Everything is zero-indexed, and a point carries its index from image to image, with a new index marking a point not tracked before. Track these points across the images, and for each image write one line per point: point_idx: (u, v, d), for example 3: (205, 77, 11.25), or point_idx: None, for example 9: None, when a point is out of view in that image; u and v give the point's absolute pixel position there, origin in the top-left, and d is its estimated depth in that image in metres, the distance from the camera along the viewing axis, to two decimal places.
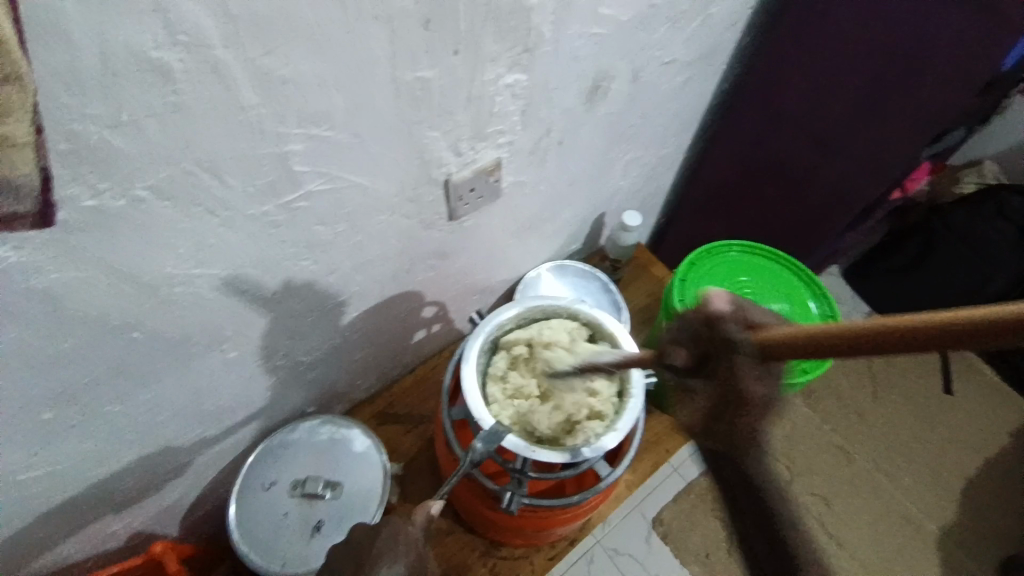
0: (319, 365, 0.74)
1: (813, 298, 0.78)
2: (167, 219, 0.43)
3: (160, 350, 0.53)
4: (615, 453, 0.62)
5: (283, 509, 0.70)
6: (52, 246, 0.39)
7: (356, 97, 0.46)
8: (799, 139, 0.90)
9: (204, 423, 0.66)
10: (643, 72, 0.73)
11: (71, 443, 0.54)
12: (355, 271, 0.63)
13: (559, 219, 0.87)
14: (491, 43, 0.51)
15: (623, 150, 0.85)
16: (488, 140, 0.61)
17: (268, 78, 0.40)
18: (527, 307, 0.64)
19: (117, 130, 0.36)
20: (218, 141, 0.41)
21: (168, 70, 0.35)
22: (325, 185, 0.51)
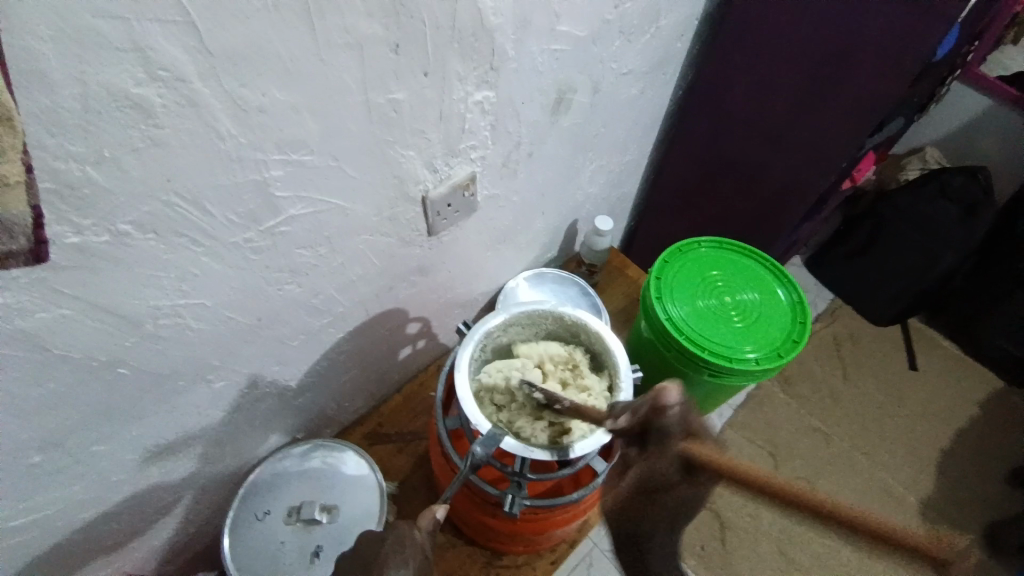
0: (307, 390, 0.74)
1: (781, 286, 0.81)
2: (151, 252, 0.44)
3: (147, 385, 0.52)
4: (611, 449, 0.64)
5: (280, 538, 0.68)
6: (35, 285, 0.39)
7: (329, 123, 0.48)
8: (751, 138, 0.95)
9: (193, 458, 0.65)
10: (602, 83, 0.76)
11: (58, 489, 0.53)
12: (338, 293, 0.64)
13: (533, 229, 0.90)
14: (457, 64, 0.54)
15: (589, 158, 0.88)
16: (461, 156, 0.63)
17: (244, 108, 0.41)
18: (514, 314, 0.66)
19: (99, 166, 0.37)
20: (198, 172, 0.42)
21: (148, 106, 0.36)
22: (306, 209, 0.52)
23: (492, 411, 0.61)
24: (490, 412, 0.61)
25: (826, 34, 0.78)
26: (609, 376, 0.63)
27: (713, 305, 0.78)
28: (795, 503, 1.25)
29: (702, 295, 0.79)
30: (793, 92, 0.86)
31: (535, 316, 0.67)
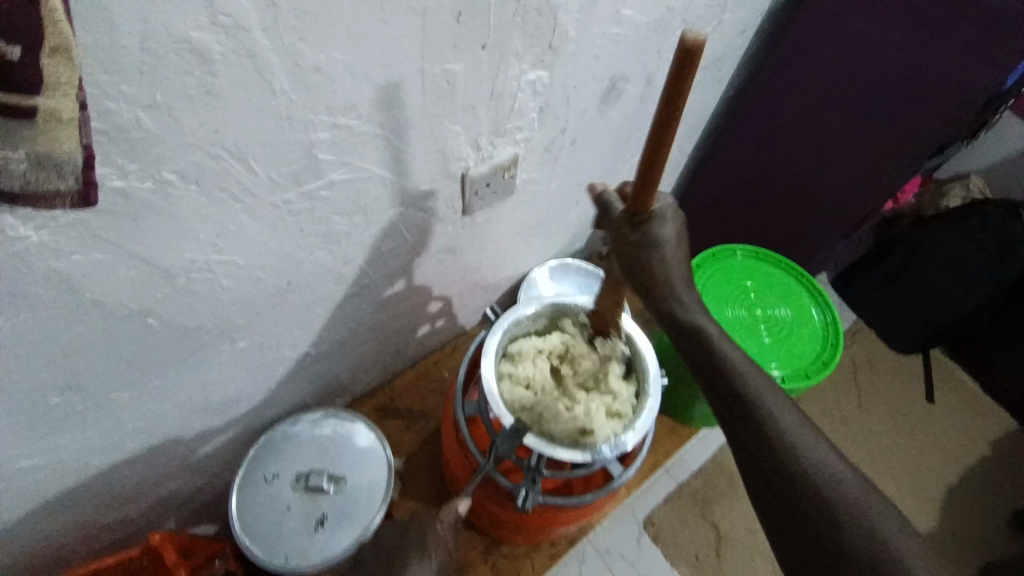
0: (324, 358, 0.73)
1: (816, 306, 0.79)
2: (192, 204, 0.43)
3: (172, 338, 0.52)
4: (628, 455, 0.62)
5: (286, 502, 0.68)
6: (73, 227, 0.38)
7: (383, 90, 0.46)
8: (798, 149, 0.92)
9: (208, 414, 0.65)
10: (655, 76, 0.73)
11: (76, 432, 0.52)
12: (368, 264, 0.63)
13: (565, 219, 0.88)
14: (517, 41, 0.52)
15: (630, 152, 0.85)
16: (506, 137, 0.61)
17: (301, 65, 0.40)
18: (546, 304, 0.65)
19: (150, 111, 0.35)
20: (244, 127, 0.40)
21: (206, 52, 0.35)
22: (347, 176, 0.51)
23: (512, 399, 0.61)
24: (510, 400, 0.61)
25: (889, 53, 0.76)
26: (637, 381, 0.63)
27: (742, 316, 0.76)
28: None
29: (731, 305, 0.78)
30: (850, 109, 0.83)
31: (566, 309, 0.66)
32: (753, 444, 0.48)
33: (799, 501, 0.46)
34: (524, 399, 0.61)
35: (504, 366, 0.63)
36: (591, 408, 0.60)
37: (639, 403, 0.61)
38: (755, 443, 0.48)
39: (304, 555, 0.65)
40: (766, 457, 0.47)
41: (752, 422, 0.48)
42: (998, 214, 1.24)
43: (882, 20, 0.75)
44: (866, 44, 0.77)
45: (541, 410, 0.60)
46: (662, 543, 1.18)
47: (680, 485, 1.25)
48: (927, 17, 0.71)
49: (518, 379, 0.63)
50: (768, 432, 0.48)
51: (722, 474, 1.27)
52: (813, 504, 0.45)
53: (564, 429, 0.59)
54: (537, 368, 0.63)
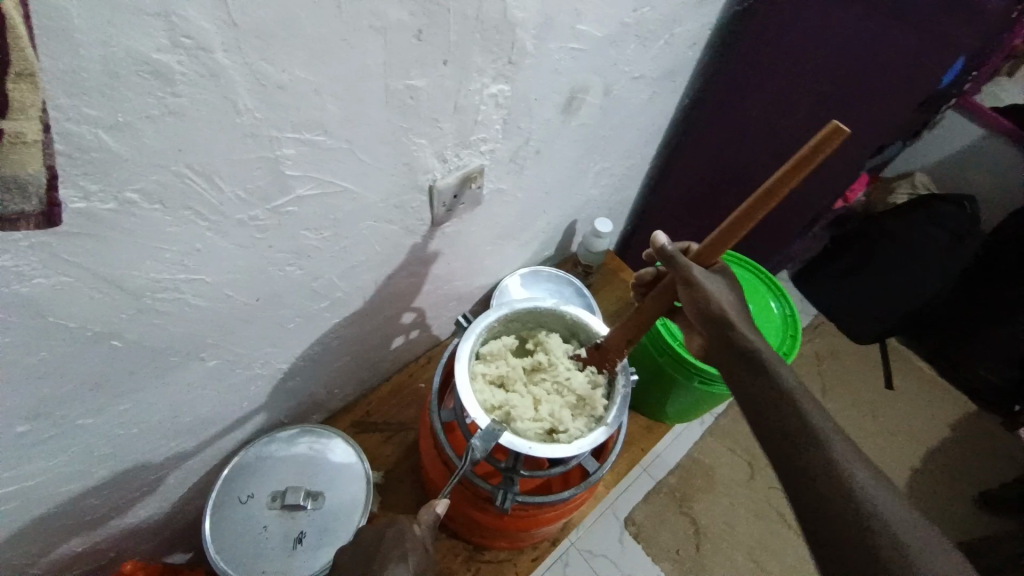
0: (299, 374, 0.73)
1: (774, 299, 0.83)
2: (157, 224, 0.43)
3: (140, 359, 0.51)
4: (603, 450, 0.64)
5: (263, 523, 0.68)
6: (36, 250, 0.37)
7: (347, 106, 0.47)
8: (756, 152, 0.96)
9: (179, 437, 0.64)
10: (614, 86, 0.76)
11: (41, 462, 0.51)
12: (339, 278, 0.64)
13: (533, 227, 0.90)
14: (477, 56, 0.53)
15: (594, 160, 0.88)
16: (472, 148, 0.63)
17: (265, 84, 0.40)
18: (515, 309, 0.66)
19: (113, 133, 0.35)
20: (210, 145, 0.41)
21: (168, 73, 0.35)
22: (316, 191, 0.52)
23: (484, 399, 0.61)
24: (483, 400, 0.61)
25: (838, 58, 0.80)
26: (608, 378, 0.65)
27: None
28: (770, 513, 1.27)
29: None
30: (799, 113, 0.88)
31: (536, 311, 0.67)
32: (790, 438, 0.47)
33: (850, 524, 0.42)
34: (497, 394, 0.63)
35: (477, 365, 0.64)
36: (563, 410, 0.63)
37: (610, 400, 0.63)
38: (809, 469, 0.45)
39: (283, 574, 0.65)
40: (818, 483, 0.44)
41: (793, 418, 0.47)
42: (943, 207, 1.31)
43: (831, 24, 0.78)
44: (820, 48, 0.81)
45: (513, 407, 0.62)
46: (644, 541, 1.20)
47: (658, 484, 1.27)
48: (861, 27, 0.76)
49: (491, 375, 0.64)
50: (810, 429, 0.47)
51: (699, 471, 1.29)
52: (850, 502, 0.43)
53: (537, 429, 0.61)
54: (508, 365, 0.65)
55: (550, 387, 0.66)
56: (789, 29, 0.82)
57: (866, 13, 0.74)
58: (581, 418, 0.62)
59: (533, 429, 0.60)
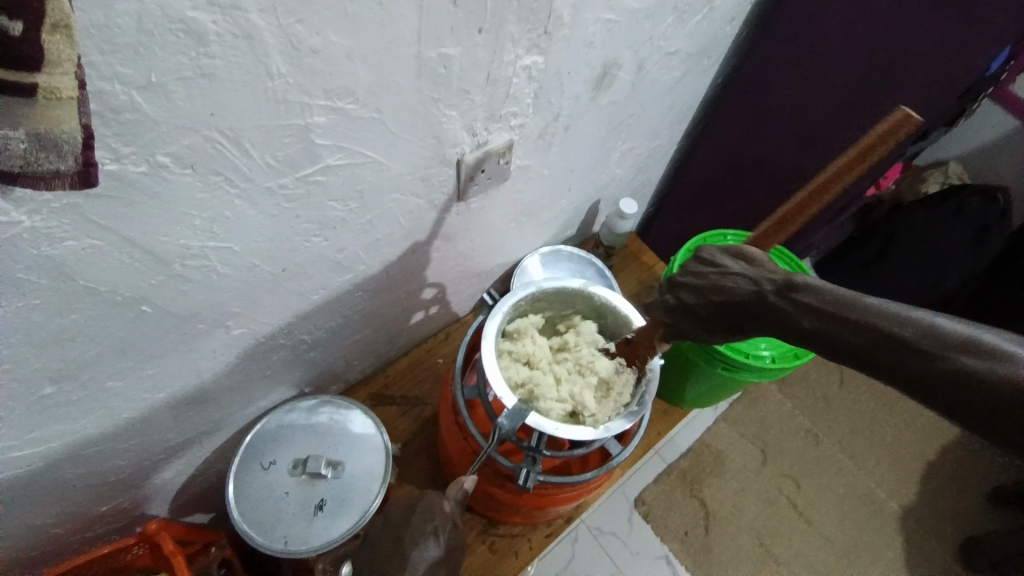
0: (319, 345, 0.73)
1: None
2: (186, 189, 0.42)
3: (167, 326, 0.51)
4: (625, 434, 0.64)
5: (284, 489, 0.69)
6: (68, 212, 0.37)
7: (378, 73, 0.46)
8: (787, 138, 0.93)
9: (202, 402, 0.65)
10: (647, 62, 0.74)
11: (69, 422, 0.52)
12: (363, 252, 0.63)
13: (556, 206, 0.88)
14: (512, 25, 0.51)
15: (622, 139, 0.86)
16: (501, 122, 0.61)
17: (297, 47, 0.39)
18: (543, 288, 0.65)
19: (145, 93, 0.35)
20: (241, 109, 0.40)
21: (202, 33, 0.34)
22: (344, 161, 0.51)
23: (509, 375, 0.62)
24: (507, 376, 0.62)
25: (880, 40, 0.76)
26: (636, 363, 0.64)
27: None
28: (780, 500, 1.27)
29: None
30: (836, 98, 0.84)
31: (564, 292, 0.66)
32: (856, 354, 0.43)
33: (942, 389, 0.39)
34: (522, 373, 0.63)
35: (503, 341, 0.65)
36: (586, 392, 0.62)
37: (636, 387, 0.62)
38: (973, 397, 0.37)
39: (303, 540, 0.66)
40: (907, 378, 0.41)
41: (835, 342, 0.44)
42: (976, 200, 1.26)
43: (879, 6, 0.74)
44: (867, 32, 0.77)
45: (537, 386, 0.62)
46: (652, 522, 1.21)
47: (669, 467, 1.27)
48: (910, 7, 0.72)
49: (517, 354, 0.64)
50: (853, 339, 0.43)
51: (711, 456, 1.29)
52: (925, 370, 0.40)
53: (556, 409, 0.61)
54: (535, 346, 0.65)
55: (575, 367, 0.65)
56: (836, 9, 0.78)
57: None
58: (603, 403, 0.62)
59: (553, 407, 0.61)
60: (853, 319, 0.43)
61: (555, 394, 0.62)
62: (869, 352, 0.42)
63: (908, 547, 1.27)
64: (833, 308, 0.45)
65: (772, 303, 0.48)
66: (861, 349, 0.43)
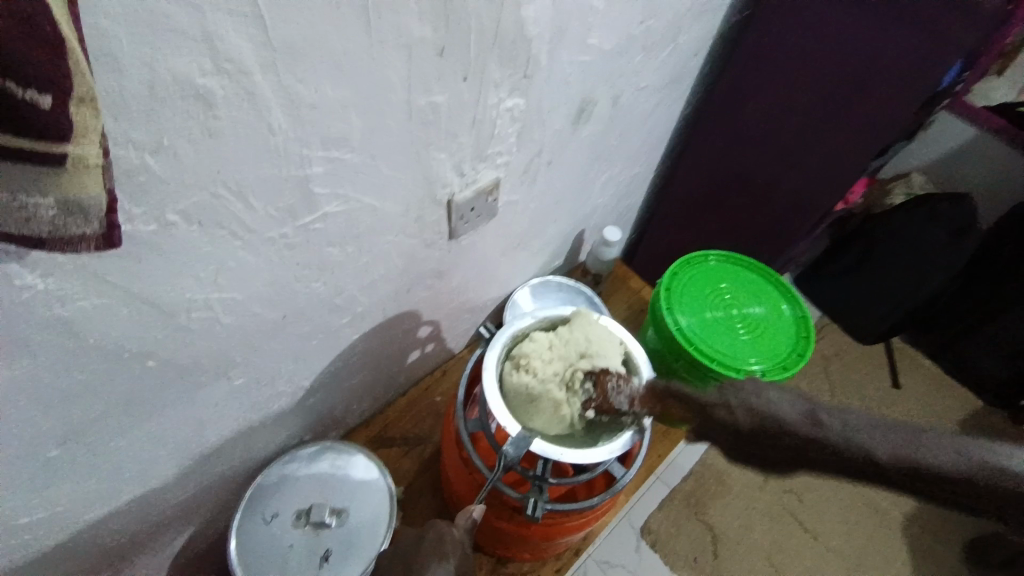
0: (319, 390, 0.73)
1: (786, 302, 0.84)
2: (192, 244, 0.44)
3: (171, 379, 0.52)
4: (628, 455, 0.64)
5: (288, 540, 0.68)
6: (79, 273, 0.38)
7: (371, 120, 0.48)
8: (760, 156, 0.99)
9: (204, 455, 0.64)
10: (621, 97, 0.78)
11: (73, 482, 0.52)
12: (360, 293, 0.64)
13: (544, 237, 0.91)
14: (494, 70, 0.55)
15: (601, 170, 0.90)
16: (488, 161, 0.64)
17: (297, 104, 0.42)
18: (538, 317, 0.67)
19: (156, 155, 0.36)
20: (247, 165, 0.42)
21: (210, 97, 0.36)
22: (341, 207, 0.53)
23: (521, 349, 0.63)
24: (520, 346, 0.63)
25: (839, 63, 0.82)
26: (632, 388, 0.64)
27: (721, 316, 0.80)
28: (785, 516, 1.28)
29: (710, 307, 0.81)
30: (801, 119, 0.90)
31: (558, 320, 0.68)
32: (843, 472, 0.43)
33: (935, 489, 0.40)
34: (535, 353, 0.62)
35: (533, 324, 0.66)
36: (571, 358, 0.61)
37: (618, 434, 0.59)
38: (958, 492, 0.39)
39: None
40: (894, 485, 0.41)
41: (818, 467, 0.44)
42: (944, 206, 1.29)
43: (844, 29, 0.79)
44: (830, 51, 0.82)
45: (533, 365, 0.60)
46: (662, 550, 1.19)
47: (673, 490, 1.27)
48: (865, 27, 0.77)
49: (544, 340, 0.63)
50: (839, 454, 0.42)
51: (713, 476, 1.30)
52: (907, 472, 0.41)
53: (536, 354, 0.61)
54: (560, 346, 0.62)
55: (594, 344, 0.62)
56: (802, 34, 0.84)
57: (879, 16, 0.75)
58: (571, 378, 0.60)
59: (535, 352, 0.62)
60: (942, 446, 0.41)
61: (550, 340, 0.63)
62: (988, 486, 0.38)
63: (916, 554, 1.27)
64: (920, 442, 0.41)
65: (852, 440, 0.42)
66: (974, 484, 0.39)
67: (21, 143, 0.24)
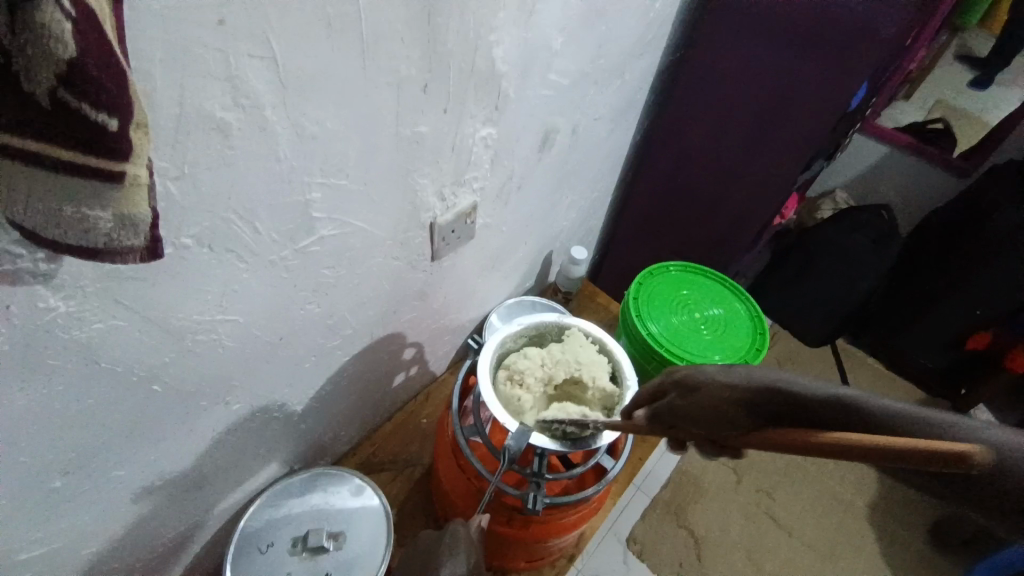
0: (309, 416, 0.75)
1: (741, 302, 0.92)
2: (203, 267, 0.46)
3: (173, 404, 0.53)
4: (615, 449, 0.68)
5: (286, 569, 0.67)
6: (100, 296, 0.40)
7: (364, 152, 0.53)
8: (704, 176, 1.09)
9: (197, 486, 0.64)
10: (579, 127, 0.86)
11: (71, 518, 0.52)
12: (350, 315, 0.67)
13: (515, 259, 0.97)
14: (471, 104, 0.61)
15: (564, 194, 0.97)
16: (466, 185, 0.70)
17: (302, 135, 0.46)
18: (524, 324, 0.72)
19: (178, 181, 0.40)
20: (256, 192, 0.46)
21: (228, 128, 0.40)
22: (336, 231, 0.57)
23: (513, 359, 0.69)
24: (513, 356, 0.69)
25: (764, 88, 0.93)
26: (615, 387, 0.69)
27: (685, 319, 0.87)
28: (760, 515, 1.33)
29: (675, 313, 0.88)
30: (735, 139, 1.00)
31: (542, 326, 0.73)
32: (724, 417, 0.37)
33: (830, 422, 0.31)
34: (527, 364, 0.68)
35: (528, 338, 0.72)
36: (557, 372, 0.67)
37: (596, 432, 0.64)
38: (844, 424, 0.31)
39: None
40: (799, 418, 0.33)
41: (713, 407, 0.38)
42: (863, 215, 1.46)
43: (767, 59, 0.90)
44: (756, 78, 0.93)
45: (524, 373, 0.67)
46: (649, 559, 1.22)
47: (653, 499, 1.30)
48: (784, 57, 0.88)
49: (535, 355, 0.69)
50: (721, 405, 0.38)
51: (689, 482, 1.34)
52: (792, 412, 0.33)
53: (530, 371, 0.67)
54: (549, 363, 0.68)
55: (577, 361, 0.68)
56: (729, 63, 0.94)
57: (793, 49, 0.87)
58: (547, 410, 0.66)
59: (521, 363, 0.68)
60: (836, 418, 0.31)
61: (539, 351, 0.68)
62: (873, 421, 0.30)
63: (884, 541, 1.34)
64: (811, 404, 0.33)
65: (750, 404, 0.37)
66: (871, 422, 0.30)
67: (86, 159, 0.26)
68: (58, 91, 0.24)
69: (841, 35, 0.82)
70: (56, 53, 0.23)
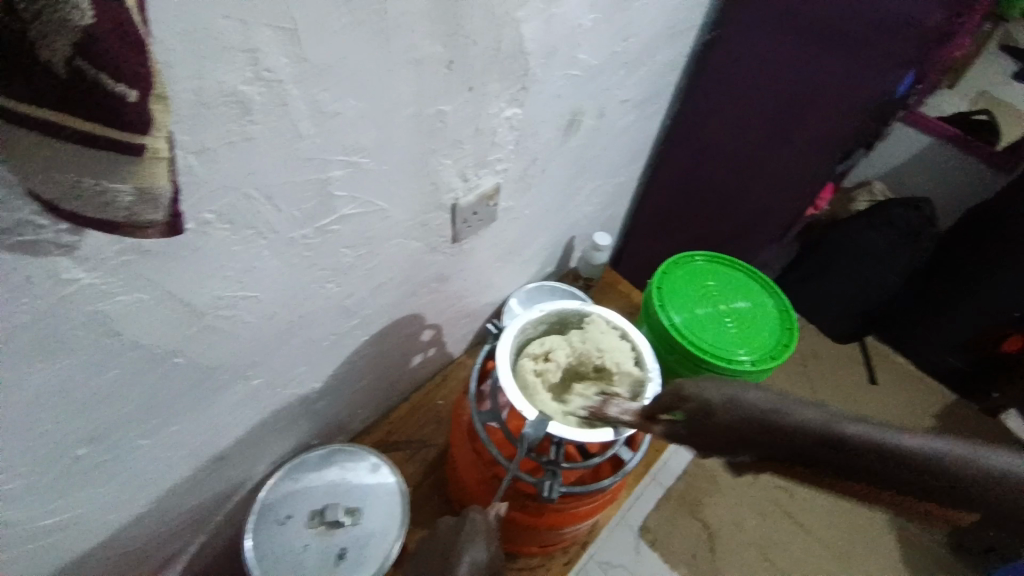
0: (327, 395, 0.75)
1: (768, 296, 0.89)
2: (224, 244, 0.46)
3: (194, 379, 0.54)
4: (633, 440, 0.68)
5: (302, 542, 0.68)
6: (122, 269, 0.41)
7: (385, 131, 0.52)
8: (734, 162, 1.05)
9: (217, 459, 0.65)
10: (605, 109, 0.84)
11: (96, 485, 0.53)
12: (369, 295, 0.67)
13: (536, 244, 0.95)
14: (495, 83, 0.59)
15: (588, 179, 0.95)
16: (488, 167, 0.69)
17: (323, 112, 0.45)
18: (545, 310, 0.71)
19: (199, 157, 0.39)
20: (276, 170, 0.46)
21: (248, 102, 0.40)
22: (356, 210, 0.56)
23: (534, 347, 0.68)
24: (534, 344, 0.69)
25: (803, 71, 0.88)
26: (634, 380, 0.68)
27: (709, 311, 0.85)
28: (776, 511, 1.31)
29: (699, 304, 0.86)
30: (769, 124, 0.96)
31: (563, 313, 0.71)
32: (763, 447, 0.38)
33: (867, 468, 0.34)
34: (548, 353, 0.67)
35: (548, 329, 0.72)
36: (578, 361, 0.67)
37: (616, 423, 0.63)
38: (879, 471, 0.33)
39: None
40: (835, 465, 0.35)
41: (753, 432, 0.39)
42: (898, 211, 1.37)
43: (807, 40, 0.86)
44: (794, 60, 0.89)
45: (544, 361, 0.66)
46: (660, 549, 1.22)
47: (668, 490, 1.30)
48: (826, 38, 0.84)
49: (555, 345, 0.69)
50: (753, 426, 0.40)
51: (705, 475, 1.33)
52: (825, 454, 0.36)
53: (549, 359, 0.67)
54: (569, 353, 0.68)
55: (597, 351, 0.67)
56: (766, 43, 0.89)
57: (837, 30, 0.82)
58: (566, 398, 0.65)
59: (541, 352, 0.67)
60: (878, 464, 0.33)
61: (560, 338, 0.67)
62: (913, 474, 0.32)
63: (903, 543, 1.32)
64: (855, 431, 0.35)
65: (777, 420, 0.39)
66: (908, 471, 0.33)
67: (105, 129, 0.26)
68: (75, 60, 0.24)
69: (889, 16, 0.77)
70: (71, 19, 0.23)
